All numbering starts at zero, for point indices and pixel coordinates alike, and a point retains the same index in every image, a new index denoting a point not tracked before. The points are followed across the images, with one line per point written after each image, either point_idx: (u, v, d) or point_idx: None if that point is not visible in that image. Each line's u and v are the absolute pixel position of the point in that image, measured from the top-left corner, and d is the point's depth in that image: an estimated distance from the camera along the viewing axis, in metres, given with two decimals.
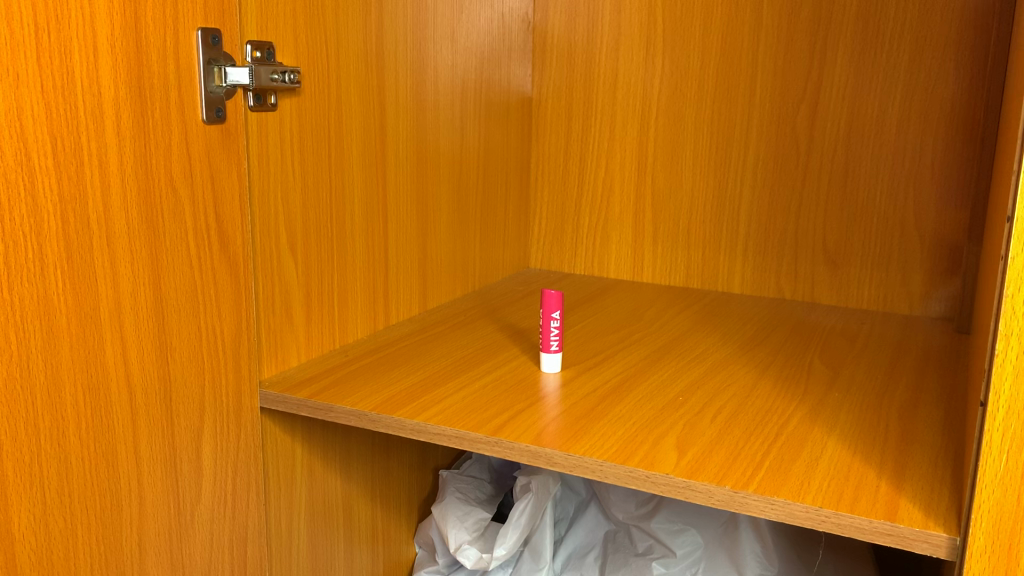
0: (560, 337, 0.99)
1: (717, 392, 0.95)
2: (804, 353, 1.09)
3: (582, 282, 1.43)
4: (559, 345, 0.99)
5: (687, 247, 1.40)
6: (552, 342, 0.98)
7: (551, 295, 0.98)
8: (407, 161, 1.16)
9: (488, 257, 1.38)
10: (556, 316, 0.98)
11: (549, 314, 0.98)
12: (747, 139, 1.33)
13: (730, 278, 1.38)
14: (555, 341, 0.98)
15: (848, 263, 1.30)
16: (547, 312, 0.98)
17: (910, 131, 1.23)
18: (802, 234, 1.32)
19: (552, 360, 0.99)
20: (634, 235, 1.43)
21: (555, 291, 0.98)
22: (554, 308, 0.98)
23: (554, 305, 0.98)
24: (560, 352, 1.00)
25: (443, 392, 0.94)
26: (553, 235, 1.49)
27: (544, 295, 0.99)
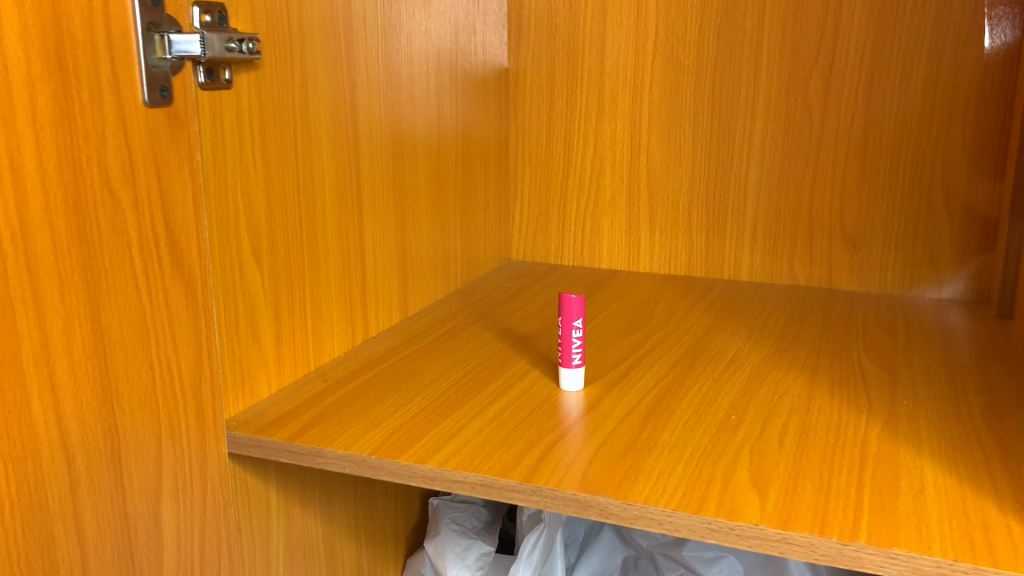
0: (583, 349, 0.84)
1: (772, 407, 0.81)
2: (849, 350, 0.96)
3: (574, 274, 1.28)
4: (581, 358, 0.85)
5: (688, 230, 1.26)
6: (574, 355, 0.84)
7: (572, 299, 0.84)
8: (381, 145, 0.99)
9: (469, 252, 1.22)
10: (579, 326, 0.83)
11: (570, 322, 0.84)
12: (754, 109, 1.19)
13: (738, 264, 1.25)
14: (578, 354, 0.84)
15: (869, 243, 1.18)
16: (568, 320, 0.84)
17: (938, 96, 1.12)
18: (817, 214, 1.20)
19: (575, 376, 0.85)
20: (628, 220, 1.29)
21: (578, 295, 0.84)
22: (576, 314, 0.84)
23: (576, 310, 0.84)
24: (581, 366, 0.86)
25: (452, 424, 0.78)
26: (536, 223, 1.34)
27: (561, 299, 0.84)
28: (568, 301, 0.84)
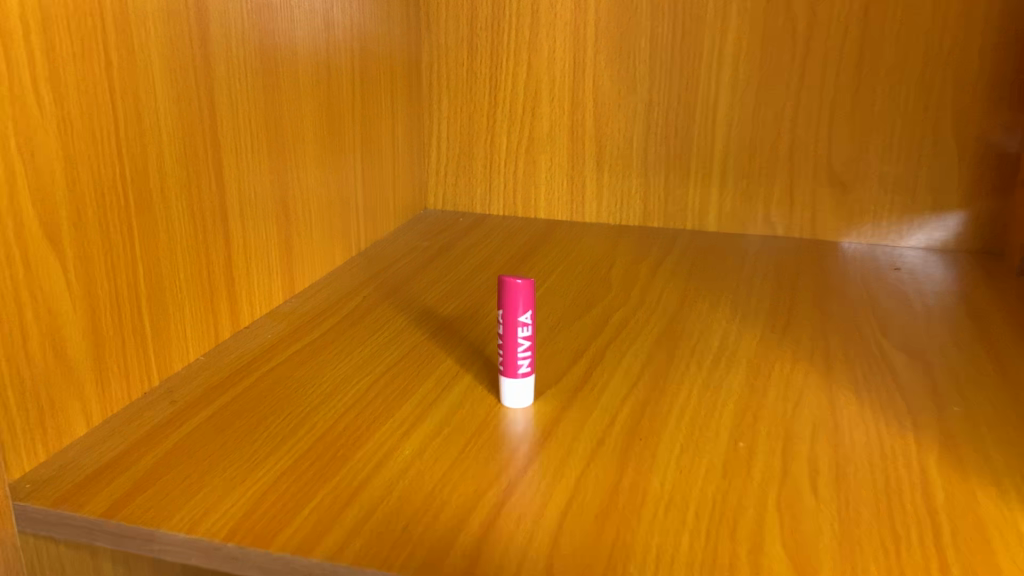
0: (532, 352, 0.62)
1: (787, 426, 0.60)
2: (863, 332, 0.76)
3: (505, 227, 1.04)
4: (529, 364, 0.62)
5: (643, 171, 1.03)
6: (519, 363, 0.61)
7: (517, 287, 0.60)
8: (246, 68, 0.72)
9: (374, 203, 0.97)
10: (527, 322, 0.60)
11: (514, 319, 0.61)
12: (727, 20, 0.96)
13: (704, 212, 1.03)
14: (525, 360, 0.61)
15: (862, 186, 0.98)
16: (511, 316, 0.61)
17: (954, 3, 0.90)
18: (800, 150, 0.98)
19: (522, 390, 0.62)
20: (570, 159, 1.06)
21: (526, 281, 0.60)
22: (522, 307, 0.60)
23: (522, 301, 0.60)
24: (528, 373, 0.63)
25: (352, 478, 0.54)
26: (458, 162, 1.09)
27: (501, 286, 0.61)
28: (510, 290, 0.60)
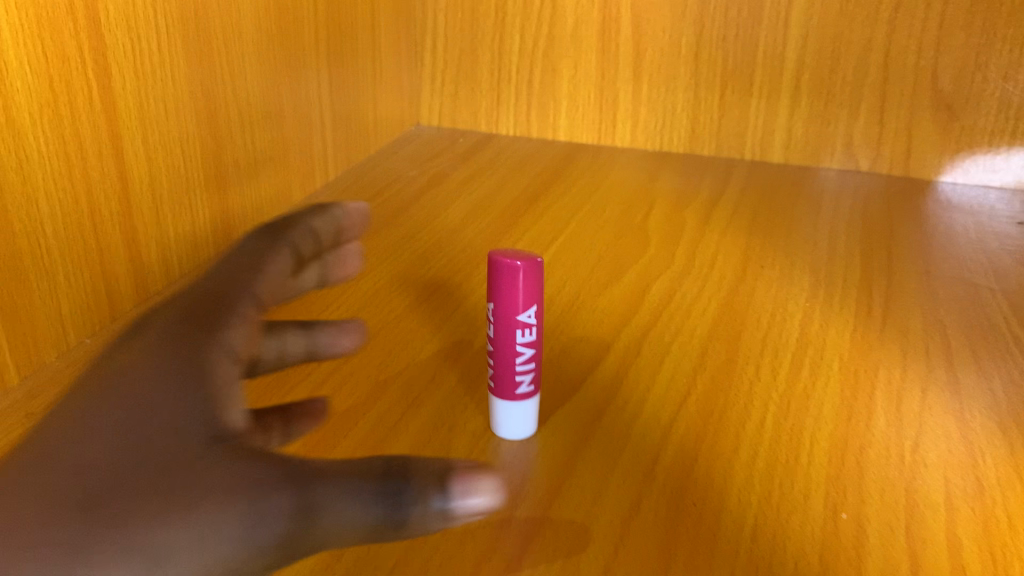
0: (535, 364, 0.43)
1: (908, 483, 0.41)
2: (990, 318, 0.56)
3: (515, 151, 0.84)
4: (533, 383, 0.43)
5: (693, 83, 0.82)
6: (519, 381, 0.42)
7: (516, 271, 0.41)
8: None
9: (346, 119, 0.77)
10: (526, 321, 0.42)
11: (512, 318, 0.42)
12: None
13: (767, 136, 0.82)
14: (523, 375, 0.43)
15: (976, 112, 0.75)
16: (507, 314, 0.41)
17: None
18: (896, 62, 0.76)
19: (524, 417, 0.43)
20: (599, 66, 0.84)
21: (528, 263, 0.41)
22: (523, 301, 0.41)
23: (522, 293, 0.41)
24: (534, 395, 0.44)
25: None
26: (459, 67, 0.88)
27: (489, 267, 0.41)
28: (506, 274, 0.41)
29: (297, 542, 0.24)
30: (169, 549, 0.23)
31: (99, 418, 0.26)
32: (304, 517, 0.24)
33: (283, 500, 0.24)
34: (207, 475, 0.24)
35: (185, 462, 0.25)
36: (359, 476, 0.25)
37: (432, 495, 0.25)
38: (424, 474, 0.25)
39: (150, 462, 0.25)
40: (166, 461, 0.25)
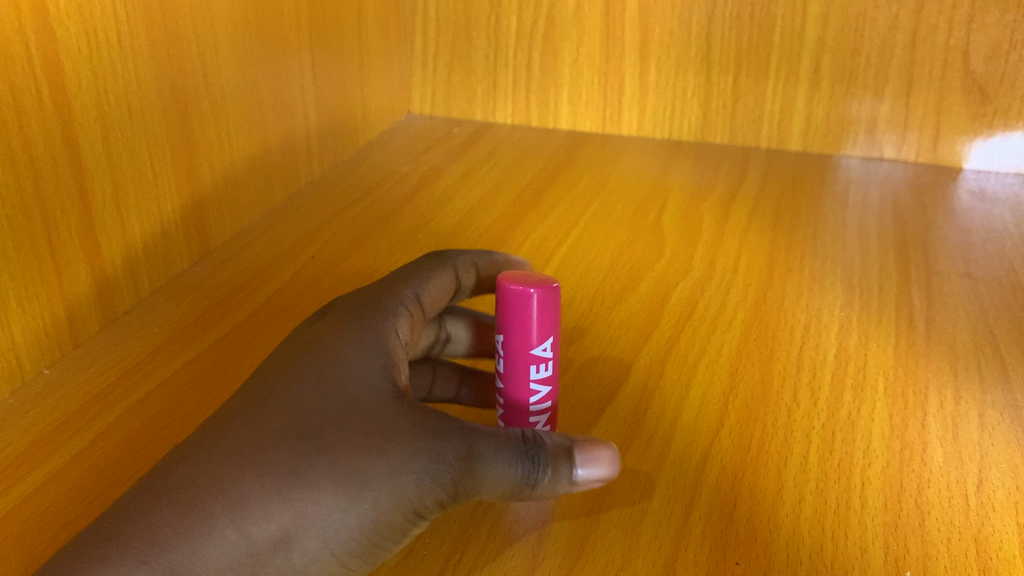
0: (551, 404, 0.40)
1: (976, 529, 0.36)
2: None
3: (515, 142, 0.79)
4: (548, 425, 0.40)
5: (704, 66, 0.76)
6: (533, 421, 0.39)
7: (529, 297, 0.38)
8: None
9: (333, 111, 0.72)
10: (541, 354, 0.39)
11: (526, 351, 0.39)
12: None
13: (784, 122, 0.77)
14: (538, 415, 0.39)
15: (1012, 94, 0.70)
16: (521, 347, 0.39)
17: None
18: (925, 41, 0.71)
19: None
20: (603, 49, 0.78)
21: (544, 290, 0.38)
22: (539, 332, 0.39)
23: (537, 323, 0.38)
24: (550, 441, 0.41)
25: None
26: (452, 52, 0.82)
27: (498, 294, 0.39)
28: (517, 301, 0.38)
29: (466, 486, 0.33)
30: (371, 474, 0.32)
31: (306, 379, 0.35)
32: (471, 464, 0.33)
33: (455, 446, 0.33)
34: (398, 427, 0.33)
35: (386, 423, 0.33)
36: (514, 448, 0.34)
37: (566, 462, 0.34)
38: (560, 446, 0.35)
39: (361, 416, 0.34)
40: (368, 414, 0.34)
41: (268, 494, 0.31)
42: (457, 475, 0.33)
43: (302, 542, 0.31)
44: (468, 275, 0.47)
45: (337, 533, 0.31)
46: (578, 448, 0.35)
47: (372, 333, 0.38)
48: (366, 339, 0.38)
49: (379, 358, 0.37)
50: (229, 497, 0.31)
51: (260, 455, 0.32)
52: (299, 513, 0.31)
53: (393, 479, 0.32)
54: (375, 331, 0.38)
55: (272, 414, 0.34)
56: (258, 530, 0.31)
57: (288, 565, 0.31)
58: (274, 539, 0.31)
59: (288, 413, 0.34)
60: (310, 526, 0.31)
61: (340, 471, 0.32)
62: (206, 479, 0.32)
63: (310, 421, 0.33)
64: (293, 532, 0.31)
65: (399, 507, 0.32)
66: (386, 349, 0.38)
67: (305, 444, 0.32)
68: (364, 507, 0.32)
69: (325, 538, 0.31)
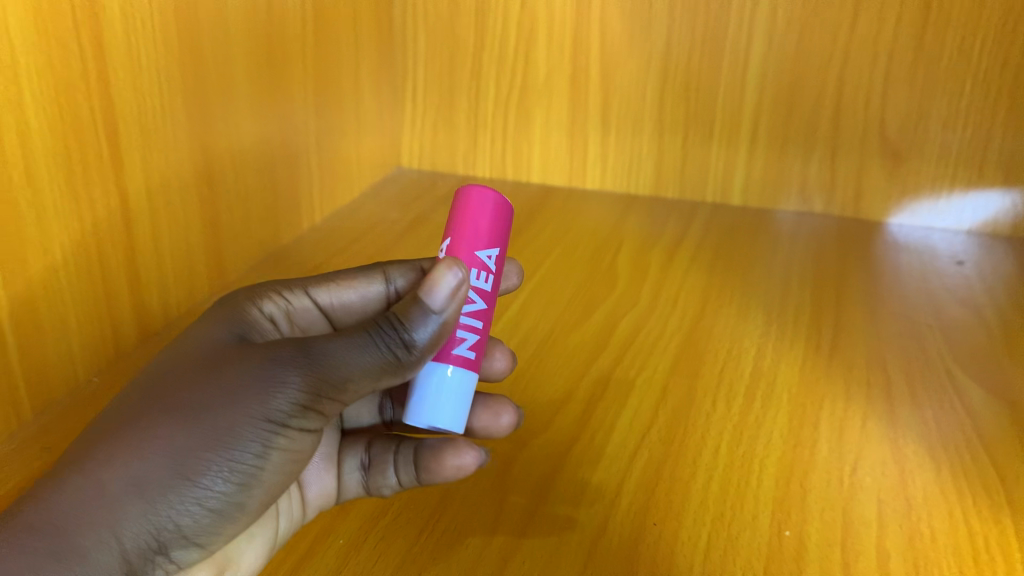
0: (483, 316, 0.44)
1: (845, 500, 0.46)
2: (928, 357, 0.61)
3: None
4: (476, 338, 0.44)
5: (657, 130, 0.88)
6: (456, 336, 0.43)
7: (488, 199, 0.44)
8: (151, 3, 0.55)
9: (330, 163, 0.82)
10: (487, 255, 0.44)
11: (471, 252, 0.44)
12: None
13: (727, 179, 0.88)
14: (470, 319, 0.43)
15: (919, 159, 0.82)
16: (468, 245, 0.43)
17: None
18: (846, 110, 0.82)
19: (457, 398, 0.43)
20: (570, 114, 0.89)
21: (500, 198, 0.45)
22: (484, 236, 0.44)
23: (484, 225, 0.44)
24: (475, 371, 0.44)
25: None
26: (438, 114, 0.93)
27: (459, 200, 0.45)
28: (471, 203, 0.44)
29: (310, 380, 0.36)
30: (210, 399, 0.35)
31: (156, 366, 0.39)
32: (310, 358, 0.36)
33: (288, 349, 0.36)
34: (235, 360, 0.37)
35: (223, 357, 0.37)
36: (351, 333, 0.37)
37: (415, 314, 0.38)
38: (403, 308, 0.38)
39: (204, 364, 0.37)
40: (211, 361, 0.38)
41: (110, 446, 0.34)
42: (300, 370, 0.36)
43: (158, 471, 0.34)
44: (404, 280, 0.49)
45: (188, 454, 0.34)
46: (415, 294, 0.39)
47: (235, 312, 0.43)
48: (227, 314, 0.43)
49: (228, 332, 0.41)
50: (79, 461, 0.34)
51: (108, 423, 0.35)
52: (144, 453, 0.34)
53: (235, 392, 0.35)
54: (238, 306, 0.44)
55: (125, 397, 0.37)
56: (109, 473, 0.33)
57: (149, 497, 0.33)
58: (125, 482, 0.33)
59: (138, 389, 0.37)
60: (161, 456, 0.34)
61: (179, 404, 0.35)
62: (61, 459, 0.35)
63: (152, 387, 0.37)
64: (145, 463, 0.34)
65: (246, 414, 0.35)
66: (243, 320, 0.43)
67: (149, 401, 0.36)
68: (212, 421, 0.35)
69: (179, 461, 0.34)
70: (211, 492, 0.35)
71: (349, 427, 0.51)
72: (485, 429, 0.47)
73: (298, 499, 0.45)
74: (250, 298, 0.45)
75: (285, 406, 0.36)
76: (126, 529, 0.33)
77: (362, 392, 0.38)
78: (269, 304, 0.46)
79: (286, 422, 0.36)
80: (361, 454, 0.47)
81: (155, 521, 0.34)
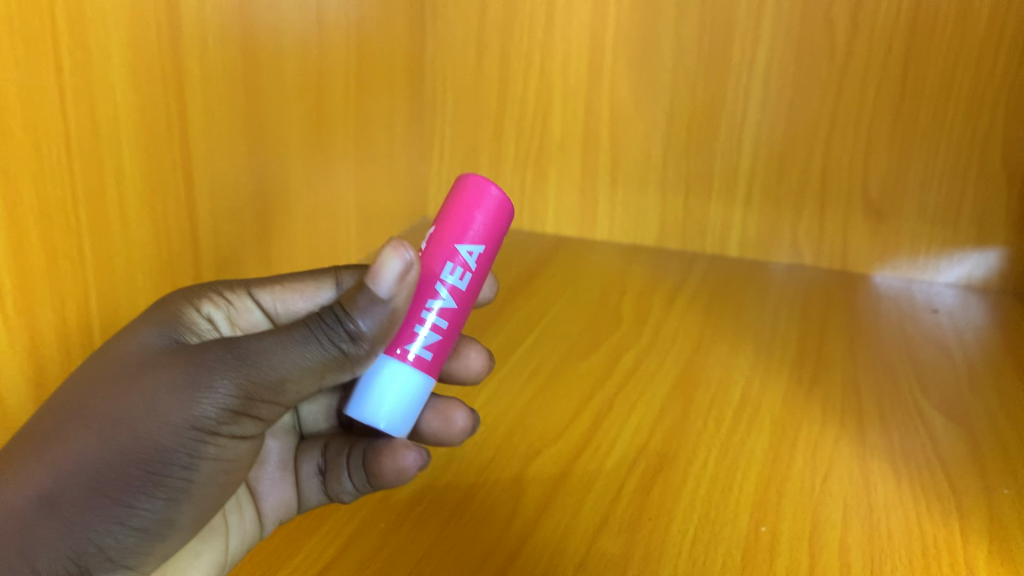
0: (451, 313, 0.49)
1: (814, 504, 0.54)
2: (899, 390, 0.69)
3: (509, 242, 0.98)
4: (440, 332, 0.49)
5: (660, 187, 0.97)
6: (417, 332, 0.48)
7: (485, 198, 0.49)
8: (227, 70, 0.65)
9: (367, 212, 0.91)
10: (470, 251, 0.49)
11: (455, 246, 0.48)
12: (759, 28, 0.87)
13: (725, 233, 0.97)
14: (438, 312, 0.48)
15: (898, 218, 0.90)
16: (454, 238, 0.48)
17: (1012, 19, 0.80)
18: (831, 173, 0.91)
19: (400, 403, 0.48)
20: (583, 171, 0.99)
21: (499, 198, 0.49)
22: (472, 236, 0.49)
23: (475, 225, 0.49)
24: (433, 364, 0.49)
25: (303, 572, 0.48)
26: (463, 170, 1.03)
27: (458, 192, 0.50)
28: (468, 198, 0.49)
29: (239, 385, 0.38)
30: (131, 413, 0.37)
31: (86, 369, 0.41)
32: (239, 364, 0.38)
33: (216, 353, 0.39)
34: (159, 366, 0.39)
35: (146, 364, 0.40)
36: (288, 334, 0.40)
37: (359, 306, 0.41)
38: (349, 302, 0.41)
39: (129, 369, 0.39)
40: (137, 366, 0.40)
41: (32, 466, 0.37)
42: (227, 375, 0.38)
43: (79, 491, 0.37)
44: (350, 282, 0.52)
45: (108, 471, 0.37)
46: (366, 280, 0.41)
47: (175, 308, 0.45)
48: (162, 312, 0.44)
49: (160, 328, 0.43)
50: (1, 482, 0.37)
51: (32, 440, 0.38)
52: (63, 474, 0.37)
53: (157, 403, 0.38)
54: (177, 304, 0.45)
55: (51, 408, 0.40)
56: (29, 495, 0.36)
57: (64, 517, 0.36)
58: (44, 503, 0.36)
59: (63, 400, 0.40)
60: (81, 475, 0.37)
61: (99, 420, 0.38)
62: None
63: (76, 399, 0.39)
64: (64, 483, 0.36)
65: (172, 424, 0.37)
66: (179, 315, 0.45)
67: (72, 417, 0.38)
68: (133, 436, 0.37)
69: (98, 479, 0.37)
70: (134, 508, 0.37)
71: (308, 431, 0.57)
72: (436, 433, 0.54)
73: (253, 512, 0.50)
74: (185, 300, 0.46)
75: (209, 413, 0.38)
76: (46, 551, 0.36)
77: (298, 390, 0.40)
78: (208, 308, 0.47)
79: (213, 427, 0.38)
80: (318, 459, 0.54)
81: (76, 543, 0.36)
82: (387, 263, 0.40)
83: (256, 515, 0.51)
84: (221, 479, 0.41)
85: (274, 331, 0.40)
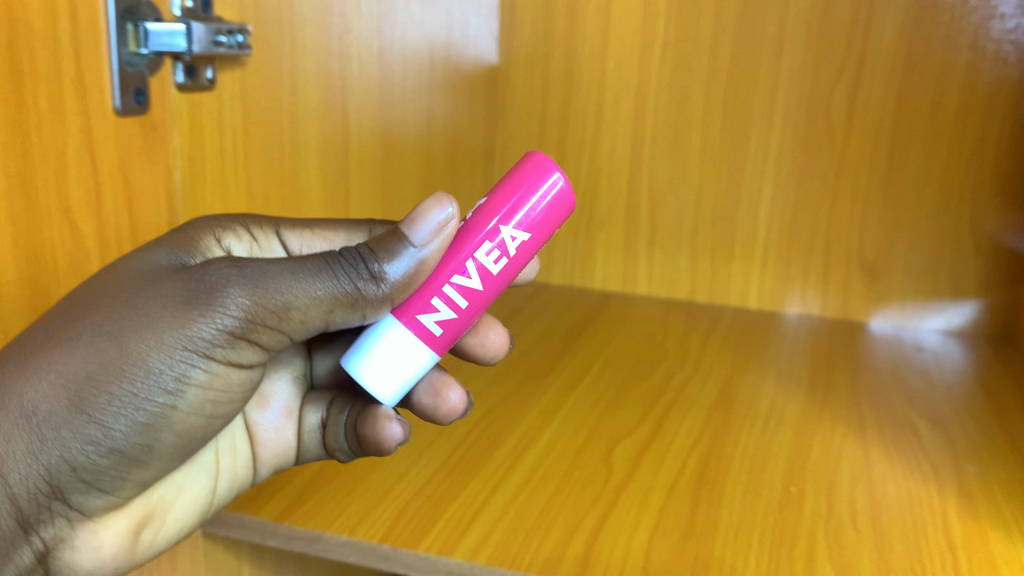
0: (472, 292, 0.59)
1: (828, 475, 0.72)
2: (892, 405, 0.87)
3: (566, 297, 1.18)
4: (456, 308, 0.59)
5: (690, 252, 1.17)
6: (431, 304, 0.58)
7: (541, 184, 0.59)
8: (372, 156, 0.87)
9: None
10: (511, 234, 0.58)
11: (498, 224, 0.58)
12: (770, 124, 1.09)
13: (746, 291, 1.16)
14: (461, 286, 0.58)
15: (887, 276, 1.10)
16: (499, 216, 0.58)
17: (971, 119, 1.02)
18: (833, 240, 1.11)
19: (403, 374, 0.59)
20: (626, 238, 1.19)
21: (558, 190, 0.59)
22: (519, 223, 0.58)
23: (522, 212, 0.58)
24: (442, 336, 0.59)
25: (463, 510, 0.66)
26: None
27: (520, 172, 0.60)
28: (527, 180, 0.59)
29: (242, 313, 0.49)
30: (131, 333, 0.48)
31: (109, 269, 0.52)
32: (245, 291, 0.49)
33: (223, 280, 0.49)
34: (166, 286, 0.50)
35: (153, 282, 0.50)
36: (296, 271, 0.51)
37: (378, 255, 0.53)
38: (381, 246, 0.53)
39: (145, 281, 0.50)
40: (150, 279, 0.50)
41: (31, 371, 0.48)
42: (234, 305, 0.49)
43: (64, 404, 0.48)
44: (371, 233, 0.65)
45: (96, 385, 0.48)
46: (406, 227, 0.53)
47: (193, 231, 0.55)
48: (182, 236, 0.55)
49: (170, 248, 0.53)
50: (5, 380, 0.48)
51: (36, 338, 0.49)
52: (54, 386, 0.48)
53: (156, 328, 0.48)
54: (201, 231, 0.57)
55: (61, 303, 0.50)
56: (23, 401, 0.48)
57: (45, 429, 0.48)
58: (37, 411, 0.48)
59: (78, 298, 0.50)
60: (70, 388, 0.48)
61: (90, 336, 0.48)
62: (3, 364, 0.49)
63: (84, 302, 0.50)
64: (55, 394, 0.48)
65: (167, 346, 0.48)
66: (196, 240, 0.55)
67: (76, 323, 0.49)
68: (132, 353, 0.48)
69: (82, 397, 0.48)
70: (111, 424, 0.48)
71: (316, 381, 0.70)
72: (427, 407, 0.67)
73: (249, 453, 0.66)
74: (213, 228, 0.58)
75: (203, 336, 0.49)
76: (30, 451, 0.47)
77: (293, 324, 0.51)
78: (236, 239, 0.60)
79: (206, 349, 0.49)
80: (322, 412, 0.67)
81: (51, 450, 0.48)
82: (429, 212, 0.53)
83: (252, 457, 0.66)
84: (210, 402, 0.52)
85: (288, 264, 0.51)
